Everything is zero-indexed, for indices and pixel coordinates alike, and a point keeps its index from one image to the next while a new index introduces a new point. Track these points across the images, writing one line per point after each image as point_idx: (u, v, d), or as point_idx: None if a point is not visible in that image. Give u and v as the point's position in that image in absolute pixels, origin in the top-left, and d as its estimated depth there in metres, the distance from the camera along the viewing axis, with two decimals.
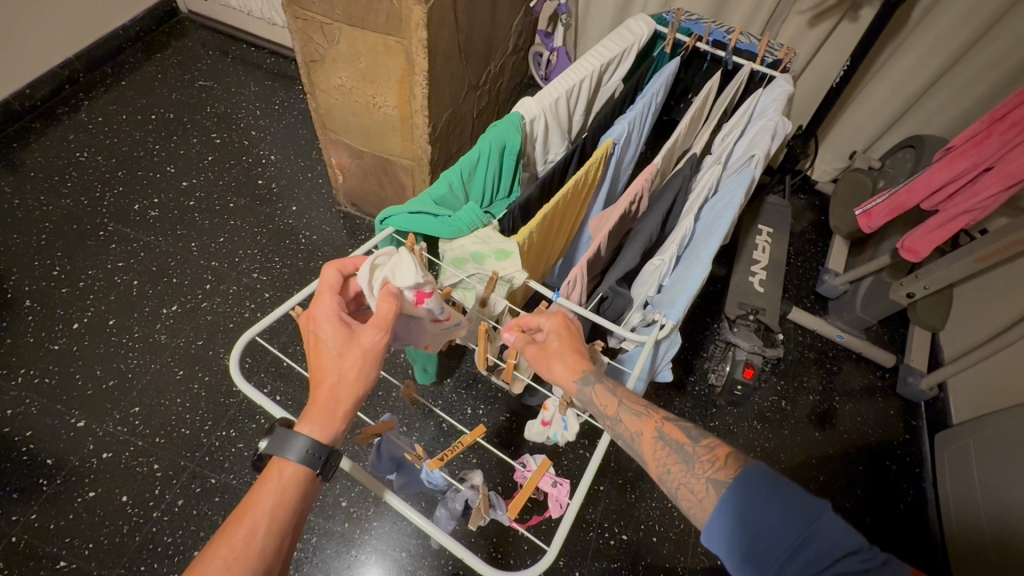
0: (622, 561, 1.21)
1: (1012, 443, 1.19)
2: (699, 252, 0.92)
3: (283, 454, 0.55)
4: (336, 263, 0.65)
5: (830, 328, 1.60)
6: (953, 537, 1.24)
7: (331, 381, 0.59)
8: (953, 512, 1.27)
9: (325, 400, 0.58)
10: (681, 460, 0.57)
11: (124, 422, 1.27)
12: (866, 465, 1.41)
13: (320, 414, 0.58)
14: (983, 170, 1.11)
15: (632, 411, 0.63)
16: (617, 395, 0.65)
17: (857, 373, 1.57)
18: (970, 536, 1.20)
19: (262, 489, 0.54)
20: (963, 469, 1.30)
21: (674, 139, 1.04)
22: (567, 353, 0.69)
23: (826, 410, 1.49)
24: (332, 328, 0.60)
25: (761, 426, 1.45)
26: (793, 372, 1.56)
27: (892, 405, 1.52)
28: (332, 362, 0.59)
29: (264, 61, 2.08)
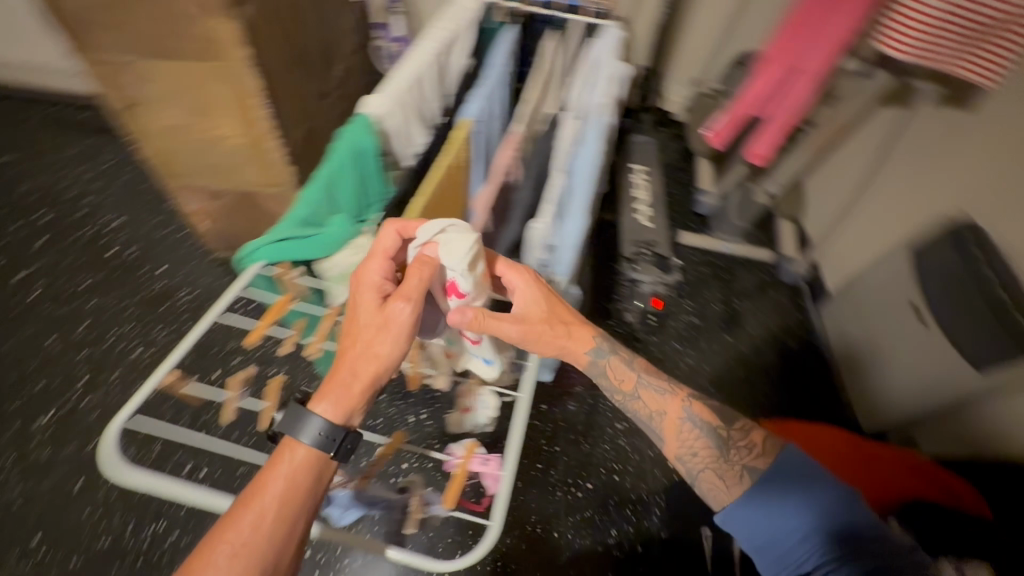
0: (593, 507, 1.27)
1: (876, 296, 1.39)
2: (575, 207, 0.97)
3: (293, 432, 0.60)
4: (396, 226, 0.75)
5: (715, 243, 1.75)
6: (857, 391, 1.42)
7: (354, 350, 0.66)
8: (848, 368, 1.46)
9: (345, 369, 0.65)
10: (706, 438, 0.78)
11: (27, 557, 1.11)
12: (776, 353, 1.54)
13: (336, 387, 0.64)
14: (795, 71, 1.25)
15: (655, 391, 0.82)
16: (634, 371, 0.84)
17: (748, 275, 1.71)
18: (866, 384, 1.40)
19: (272, 471, 0.59)
20: (847, 331, 1.49)
21: (527, 107, 1.08)
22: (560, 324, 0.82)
23: (732, 316, 1.61)
24: (368, 295, 0.69)
25: (683, 346, 1.52)
26: (697, 289, 1.65)
27: (783, 295, 1.68)
28: (359, 327, 0.67)
29: (76, 118, 1.84)
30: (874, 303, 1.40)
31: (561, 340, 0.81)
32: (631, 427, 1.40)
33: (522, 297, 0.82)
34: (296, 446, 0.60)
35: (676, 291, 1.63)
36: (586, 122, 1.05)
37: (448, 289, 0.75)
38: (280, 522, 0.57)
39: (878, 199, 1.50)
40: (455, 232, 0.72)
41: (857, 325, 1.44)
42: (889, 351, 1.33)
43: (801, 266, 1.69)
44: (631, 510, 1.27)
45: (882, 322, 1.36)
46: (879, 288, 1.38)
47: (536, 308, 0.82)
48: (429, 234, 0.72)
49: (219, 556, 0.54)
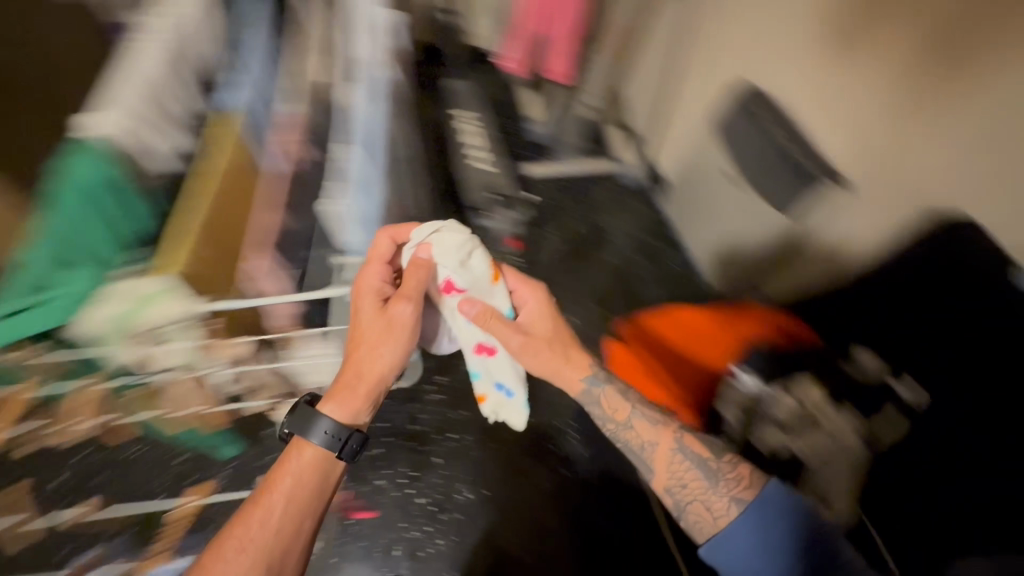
0: (525, 450, 1.15)
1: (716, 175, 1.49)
2: (366, 171, 0.91)
3: (302, 435, 0.81)
4: (390, 233, 0.94)
5: (557, 165, 1.72)
6: (721, 269, 1.50)
7: (359, 352, 0.86)
8: (703, 250, 1.54)
9: (352, 370, 0.86)
10: (701, 471, 0.82)
11: None
12: (643, 253, 1.57)
13: (344, 387, 0.85)
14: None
15: (646, 420, 0.88)
16: (630, 403, 0.89)
17: (599, 187, 1.69)
18: (725, 259, 1.49)
19: (284, 469, 0.79)
20: (695, 217, 1.58)
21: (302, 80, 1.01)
22: (553, 344, 0.93)
23: (596, 232, 1.60)
24: (368, 304, 0.88)
25: (559, 278, 1.45)
26: (557, 217, 1.60)
27: (633, 197, 1.70)
28: (362, 332, 0.87)
29: None
30: (710, 184, 1.52)
31: (557, 362, 0.92)
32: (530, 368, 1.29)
33: (535, 317, 0.98)
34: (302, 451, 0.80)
35: (534, 223, 1.56)
36: (359, 78, 0.96)
37: (447, 288, 0.92)
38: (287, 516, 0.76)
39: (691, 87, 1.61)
40: (443, 236, 0.90)
41: (705, 204, 1.53)
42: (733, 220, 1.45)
43: (638, 167, 1.75)
44: (554, 445, 1.16)
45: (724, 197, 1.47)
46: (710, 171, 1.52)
47: (542, 326, 0.96)
48: (421, 239, 0.90)
49: (229, 547, 0.73)
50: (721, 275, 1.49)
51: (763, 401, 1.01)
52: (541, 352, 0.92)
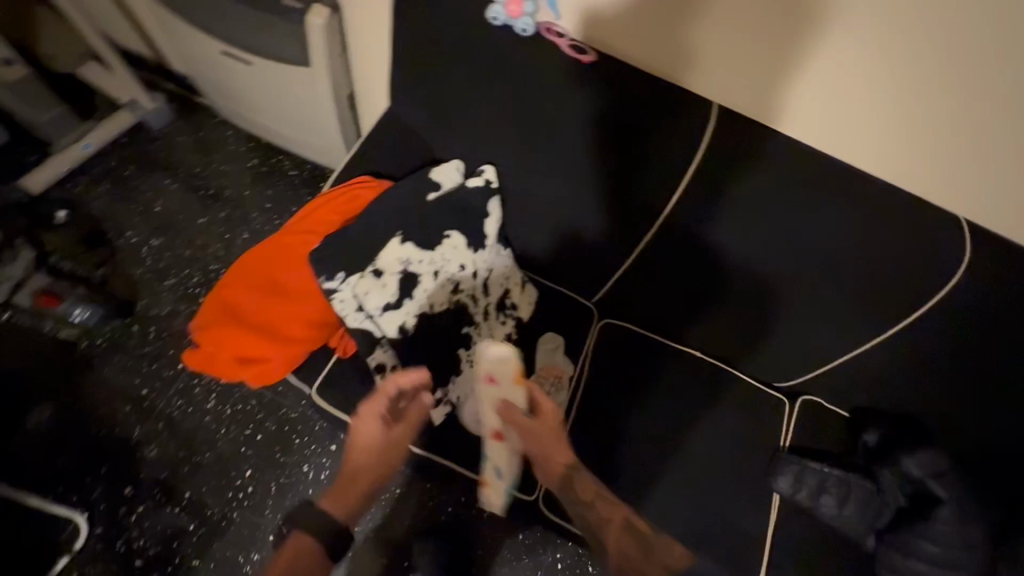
0: (264, 456, 1.14)
1: (246, 84, 1.15)
2: None
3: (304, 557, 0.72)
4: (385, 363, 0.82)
5: (66, 157, 1.29)
6: (313, 152, 1.33)
7: (364, 461, 0.79)
8: (302, 152, 1.34)
9: (353, 473, 0.79)
10: (637, 549, 0.83)
11: None
12: (249, 185, 1.37)
13: (352, 485, 0.78)
14: None
15: (602, 508, 0.85)
16: (591, 491, 0.85)
17: (141, 153, 1.38)
18: (324, 154, 1.31)
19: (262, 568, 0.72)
20: (270, 129, 1.30)
21: None
22: (547, 447, 0.81)
23: (179, 200, 1.34)
24: (371, 427, 0.78)
25: (171, 281, 1.25)
26: (121, 216, 1.31)
27: (187, 133, 1.41)
28: (365, 447, 0.79)
29: None
30: (214, 69, 1.17)
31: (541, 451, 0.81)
32: (218, 392, 1.17)
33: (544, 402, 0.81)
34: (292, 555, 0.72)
35: (93, 243, 1.24)
36: None
37: (491, 379, 0.80)
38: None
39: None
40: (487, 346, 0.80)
41: (236, 98, 1.24)
42: (268, 101, 1.19)
43: (152, 101, 1.35)
44: (299, 435, 1.16)
45: (235, 83, 1.18)
46: (204, 55, 1.14)
47: (548, 428, 0.81)
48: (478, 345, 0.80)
49: None
50: (321, 147, 1.30)
51: (367, 294, 0.81)
52: (548, 439, 0.81)
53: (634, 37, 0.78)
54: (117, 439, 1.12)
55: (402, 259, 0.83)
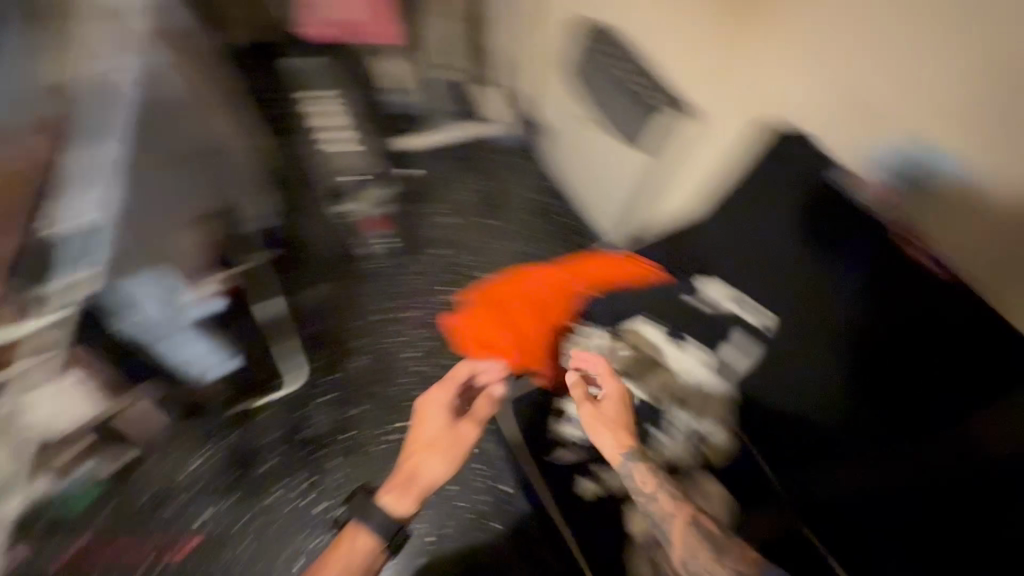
0: None
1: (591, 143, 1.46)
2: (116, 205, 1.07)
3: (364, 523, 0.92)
4: (468, 366, 1.19)
5: (436, 133, 1.66)
6: (596, 207, 1.54)
7: (421, 455, 1.02)
8: (590, 211, 1.57)
9: (407, 470, 1.00)
10: (704, 538, 0.83)
11: None
12: (535, 212, 1.58)
13: (407, 483, 0.98)
14: None
15: (669, 495, 0.90)
16: (659, 477, 0.92)
17: (483, 149, 1.68)
18: (608, 221, 1.53)
19: (333, 555, 0.90)
20: (580, 181, 1.58)
21: (81, 146, 1.05)
22: (615, 429, 0.98)
23: (484, 196, 1.60)
24: (434, 422, 1.06)
25: (444, 250, 1.50)
26: (441, 188, 1.61)
27: (521, 152, 1.69)
28: (423, 442, 1.03)
29: None
30: (576, 128, 1.53)
31: (617, 436, 0.98)
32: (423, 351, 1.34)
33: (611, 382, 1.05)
34: (365, 540, 0.91)
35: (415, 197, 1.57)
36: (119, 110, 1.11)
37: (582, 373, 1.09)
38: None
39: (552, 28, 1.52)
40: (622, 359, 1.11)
41: (572, 141, 1.59)
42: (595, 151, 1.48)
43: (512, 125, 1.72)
44: None
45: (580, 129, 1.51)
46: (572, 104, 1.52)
47: (609, 408, 1.01)
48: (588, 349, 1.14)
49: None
50: (606, 213, 1.54)
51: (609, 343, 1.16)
52: (598, 425, 1.00)
53: (1003, 169, 0.83)
54: (344, 340, 1.34)
55: (656, 334, 1.12)
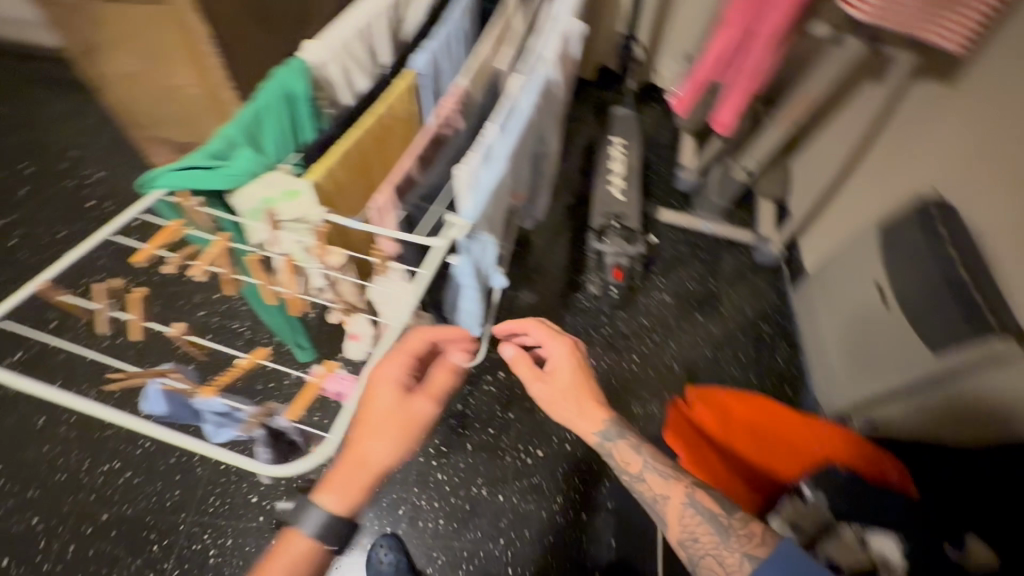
0: (545, 468, 1.33)
1: (855, 304, 1.31)
2: (499, 151, 0.84)
3: (315, 517, 0.63)
4: (429, 335, 0.75)
5: (695, 221, 1.77)
6: (817, 357, 1.45)
7: (379, 445, 0.64)
8: (818, 373, 1.42)
9: (360, 448, 0.64)
10: (705, 516, 0.72)
11: None
12: (745, 333, 1.62)
13: (352, 481, 0.64)
14: (749, 34, 1.06)
15: (659, 472, 0.78)
16: (642, 453, 0.80)
17: (727, 255, 1.75)
18: (839, 394, 1.33)
19: (272, 564, 0.62)
20: (823, 335, 1.42)
21: (478, 55, 0.99)
22: (581, 398, 0.86)
23: (706, 294, 1.68)
24: (389, 388, 0.67)
25: (649, 322, 1.61)
26: (671, 269, 1.73)
27: (760, 276, 1.72)
28: (376, 432, 0.64)
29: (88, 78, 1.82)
30: (852, 280, 1.33)
31: (576, 415, 0.85)
32: None
33: (562, 351, 0.90)
34: (301, 539, 0.63)
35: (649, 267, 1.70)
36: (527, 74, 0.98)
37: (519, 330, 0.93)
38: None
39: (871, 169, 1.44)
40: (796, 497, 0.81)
41: (822, 279, 1.47)
42: (846, 309, 1.34)
43: (777, 248, 1.66)
44: (580, 479, 1.32)
45: (843, 282, 1.37)
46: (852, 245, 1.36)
47: (563, 375, 0.88)
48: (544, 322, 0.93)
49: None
50: (838, 384, 1.34)
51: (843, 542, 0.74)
52: (563, 401, 0.87)
53: None
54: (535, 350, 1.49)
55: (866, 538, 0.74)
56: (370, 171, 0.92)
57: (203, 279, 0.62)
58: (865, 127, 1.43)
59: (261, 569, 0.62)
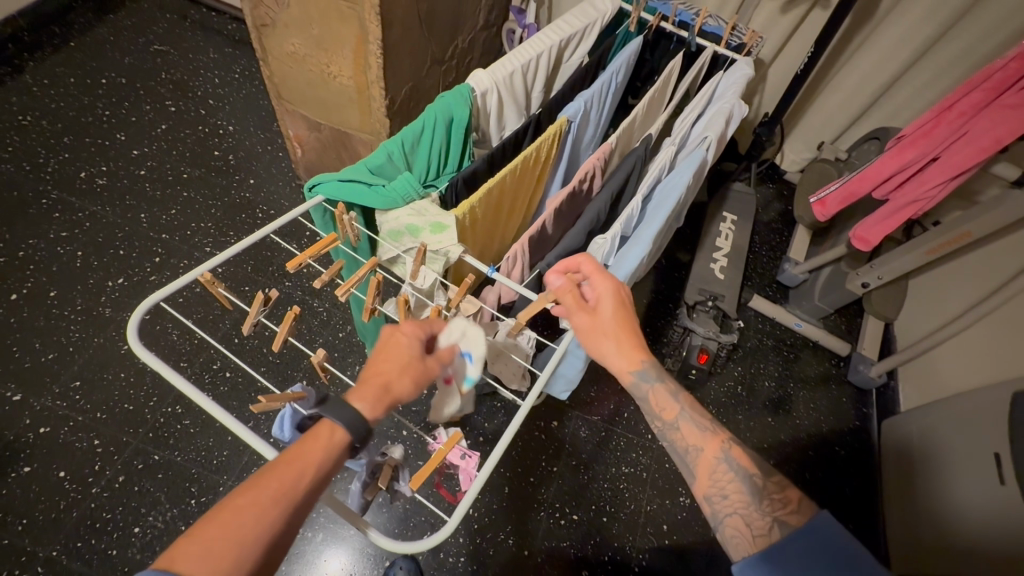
0: (575, 538, 1.27)
1: (957, 460, 1.21)
2: (643, 232, 0.83)
3: (339, 415, 0.51)
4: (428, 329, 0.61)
5: (789, 317, 1.67)
6: (903, 498, 1.34)
7: (401, 385, 0.56)
8: (896, 513, 1.34)
9: (382, 374, 0.55)
10: (737, 473, 0.59)
11: (35, 359, 1.24)
12: (816, 450, 1.50)
13: (380, 394, 0.54)
14: (931, 160, 0.98)
15: (696, 424, 0.63)
16: (680, 402, 0.65)
17: (812, 360, 1.65)
18: (916, 545, 1.25)
19: (305, 445, 0.50)
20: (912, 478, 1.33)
21: (632, 118, 1.00)
22: (624, 336, 0.67)
23: (782, 396, 1.58)
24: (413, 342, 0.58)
25: (717, 410, 1.53)
26: (751, 359, 1.64)
27: (844, 393, 1.61)
28: (396, 369, 0.56)
29: (241, 34, 1.94)
30: (959, 435, 1.23)
31: (608, 345, 0.66)
32: (635, 475, 1.37)
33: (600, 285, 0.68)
34: (341, 426, 0.50)
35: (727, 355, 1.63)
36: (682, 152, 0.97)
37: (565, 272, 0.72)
38: (260, 533, 0.44)
39: (991, 319, 1.32)
40: None
41: (923, 422, 1.35)
42: (946, 467, 1.23)
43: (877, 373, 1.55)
44: (609, 558, 1.26)
45: (948, 436, 1.26)
46: (969, 399, 1.25)
47: (609, 311, 0.67)
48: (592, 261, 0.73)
49: (269, 488, 0.46)
50: (922, 541, 1.23)
51: None
52: (605, 337, 0.67)
53: None
54: (593, 409, 1.45)
55: None
56: (503, 209, 0.91)
57: (345, 300, 0.62)
58: (1000, 270, 1.31)
59: (302, 438, 0.50)
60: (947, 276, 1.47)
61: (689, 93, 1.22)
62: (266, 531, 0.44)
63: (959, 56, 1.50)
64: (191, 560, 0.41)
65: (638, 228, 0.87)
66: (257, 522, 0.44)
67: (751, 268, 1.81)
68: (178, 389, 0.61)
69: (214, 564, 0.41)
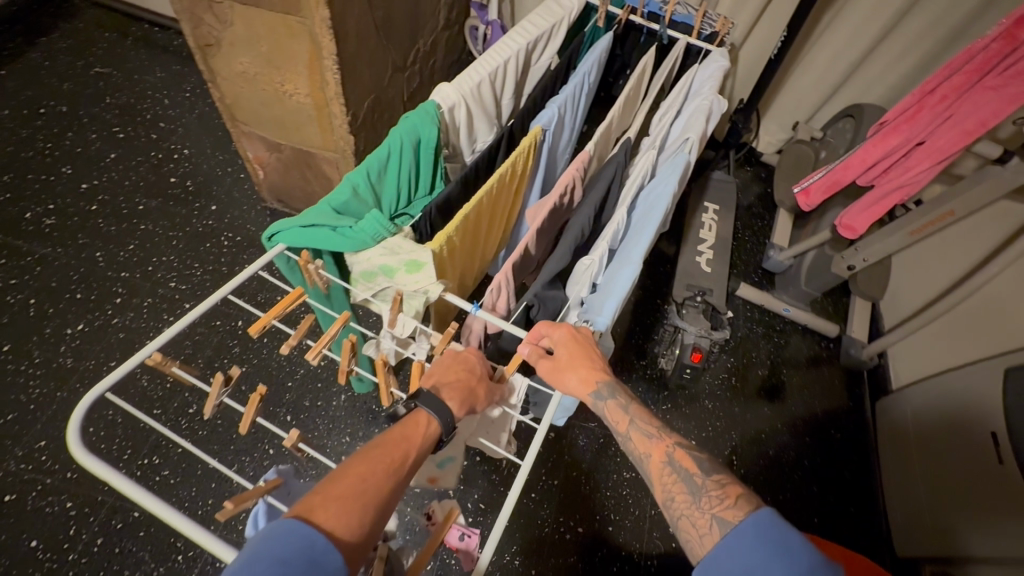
0: (581, 552, 1.24)
1: (954, 437, 1.21)
2: (632, 247, 0.79)
3: (438, 410, 0.54)
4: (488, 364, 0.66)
5: (776, 303, 1.66)
6: (900, 478, 1.34)
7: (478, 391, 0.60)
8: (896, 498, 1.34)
9: (462, 380, 0.59)
10: (682, 478, 0.56)
11: None
12: (813, 436, 1.50)
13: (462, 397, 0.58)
14: (916, 145, 0.96)
15: (644, 431, 0.61)
16: (629, 413, 0.62)
17: (803, 344, 1.65)
18: (917, 527, 1.25)
19: (413, 426, 0.52)
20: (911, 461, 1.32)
21: (608, 121, 0.94)
22: (580, 364, 0.65)
23: (776, 385, 1.57)
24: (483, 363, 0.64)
25: (713, 406, 1.51)
26: (742, 348, 1.63)
27: (836, 375, 1.61)
28: (472, 377, 0.61)
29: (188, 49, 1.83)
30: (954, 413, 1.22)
31: (570, 380, 0.64)
32: (637, 479, 1.35)
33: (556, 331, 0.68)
34: (439, 418, 0.53)
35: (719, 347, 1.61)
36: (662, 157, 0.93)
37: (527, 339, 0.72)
38: (380, 497, 0.45)
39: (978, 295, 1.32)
40: None
41: (917, 402, 1.35)
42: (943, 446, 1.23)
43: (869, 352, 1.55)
44: (617, 568, 1.24)
45: (945, 415, 1.25)
46: (961, 376, 1.24)
47: (565, 350, 0.66)
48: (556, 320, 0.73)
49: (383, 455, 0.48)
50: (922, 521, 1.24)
51: None
52: (565, 375, 0.65)
53: None
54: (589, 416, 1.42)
55: None
56: (482, 230, 0.86)
57: (318, 361, 0.57)
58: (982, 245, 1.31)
59: (408, 420, 0.52)
60: (929, 252, 1.47)
61: (663, 88, 1.18)
62: (381, 500, 0.45)
63: (928, 28, 1.48)
64: (326, 515, 0.41)
65: (625, 241, 0.83)
66: (376, 490, 0.45)
67: (736, 255, 1.80)
68: (127, 494, 0.52)
69: (347, 520, 0.42)
